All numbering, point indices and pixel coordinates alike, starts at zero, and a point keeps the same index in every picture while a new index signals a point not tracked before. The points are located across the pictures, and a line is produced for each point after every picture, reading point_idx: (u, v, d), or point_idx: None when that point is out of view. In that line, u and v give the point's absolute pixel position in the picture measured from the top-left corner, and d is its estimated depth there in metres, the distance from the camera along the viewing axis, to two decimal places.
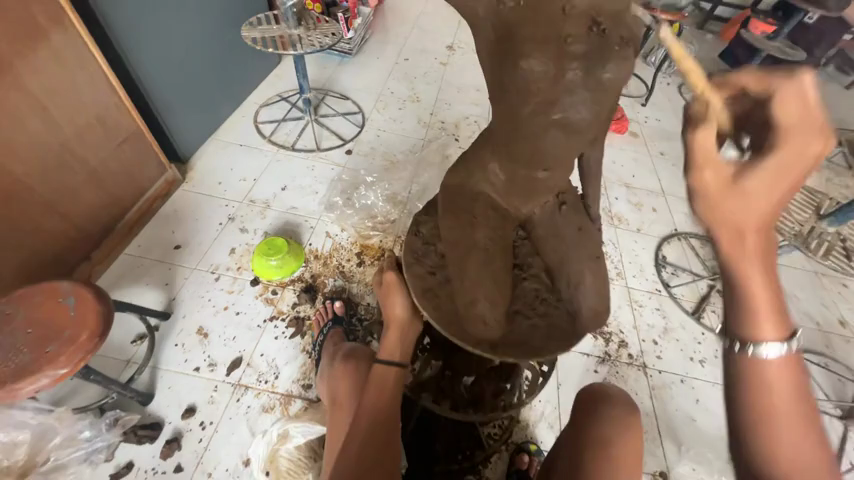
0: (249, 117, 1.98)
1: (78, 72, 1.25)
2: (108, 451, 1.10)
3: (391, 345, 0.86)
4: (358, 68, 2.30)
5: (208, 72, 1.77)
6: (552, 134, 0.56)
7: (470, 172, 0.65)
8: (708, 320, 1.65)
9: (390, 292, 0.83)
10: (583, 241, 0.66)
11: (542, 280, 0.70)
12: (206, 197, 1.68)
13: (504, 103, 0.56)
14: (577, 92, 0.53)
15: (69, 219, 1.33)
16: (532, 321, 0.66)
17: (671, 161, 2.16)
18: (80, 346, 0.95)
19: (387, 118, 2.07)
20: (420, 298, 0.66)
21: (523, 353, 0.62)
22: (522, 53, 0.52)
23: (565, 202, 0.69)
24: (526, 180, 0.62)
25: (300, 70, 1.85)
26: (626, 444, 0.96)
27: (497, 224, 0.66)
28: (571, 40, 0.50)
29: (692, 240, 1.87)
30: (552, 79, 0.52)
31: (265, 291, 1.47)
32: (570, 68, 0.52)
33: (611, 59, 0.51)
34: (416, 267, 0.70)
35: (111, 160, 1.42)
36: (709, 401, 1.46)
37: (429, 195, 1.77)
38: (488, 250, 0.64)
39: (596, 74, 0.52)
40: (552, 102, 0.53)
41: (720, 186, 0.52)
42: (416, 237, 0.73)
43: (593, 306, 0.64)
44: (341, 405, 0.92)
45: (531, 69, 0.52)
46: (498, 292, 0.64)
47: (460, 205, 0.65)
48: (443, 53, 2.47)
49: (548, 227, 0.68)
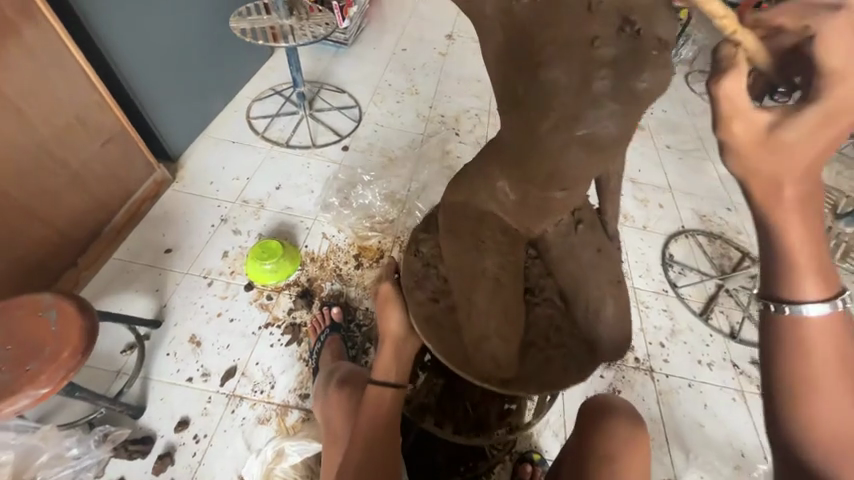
0: (241, 112, 1.90)
1: (52, 68, 1.19)
2: (98, 468, 1.07)
3: (387, 363, 0.80)
4: (354, 59, 2.21)
5: (196, 67, 1.70)
6: (574, 152, 0.50)
7: (476, 190, 0.60)
8: (717, 322, 1.60)
9: (386, 304, 0.77)
10: (601, 264, 0.65)
11: (555, 305, 0.70)
12: (197, 197, 1.62)
13: (524, 117, 0.50)
14: (605, 105, 0.46)
15: (52, 225, 1.27)
16: (547, 353, 0.66)
17: (679, 155, 2.09)
18: (62, 363, 0.90)
19: (385, 112, 1.99)
20: (423, 328, 0.65)
21: (534, 387, 0.62)
22: (539, 62, 0.46)
23: (582, 221, 0.66)
24: (540, 200, 0.57)
25: (294, 63, 1.76)
26: (630, 455, 0.87)
27: (506, 250, 0.62)
28: (599, 42, 0.44)
29: (699, 237, 1.81)
30: (576, 91, 0.46)
31: (260, 296, 1.42)
32: (598, 78, 0.45)
33: (646, 65, 0.45)
34: (418, 294, 0.69)
35: (95, 162, 1.35)
36: (716, 406, 1.42)
37: (429, 193, 1.71)
38: (497, 280, 0.62)
39: (628, 84, 0.45)
40: (575, 117, 0.47)
41: (754, 139, 0.48)
42: (416, 257, 0.73)
43: (612, 337, 0.64)
44: (334, 436, 0.88)
45: (551, 80, 0.46)
46: (510, 331, 0.63)
47: (464, 226, 0.62)
48: (443, 42, 2.37)
49: (563, 249, 0.65)
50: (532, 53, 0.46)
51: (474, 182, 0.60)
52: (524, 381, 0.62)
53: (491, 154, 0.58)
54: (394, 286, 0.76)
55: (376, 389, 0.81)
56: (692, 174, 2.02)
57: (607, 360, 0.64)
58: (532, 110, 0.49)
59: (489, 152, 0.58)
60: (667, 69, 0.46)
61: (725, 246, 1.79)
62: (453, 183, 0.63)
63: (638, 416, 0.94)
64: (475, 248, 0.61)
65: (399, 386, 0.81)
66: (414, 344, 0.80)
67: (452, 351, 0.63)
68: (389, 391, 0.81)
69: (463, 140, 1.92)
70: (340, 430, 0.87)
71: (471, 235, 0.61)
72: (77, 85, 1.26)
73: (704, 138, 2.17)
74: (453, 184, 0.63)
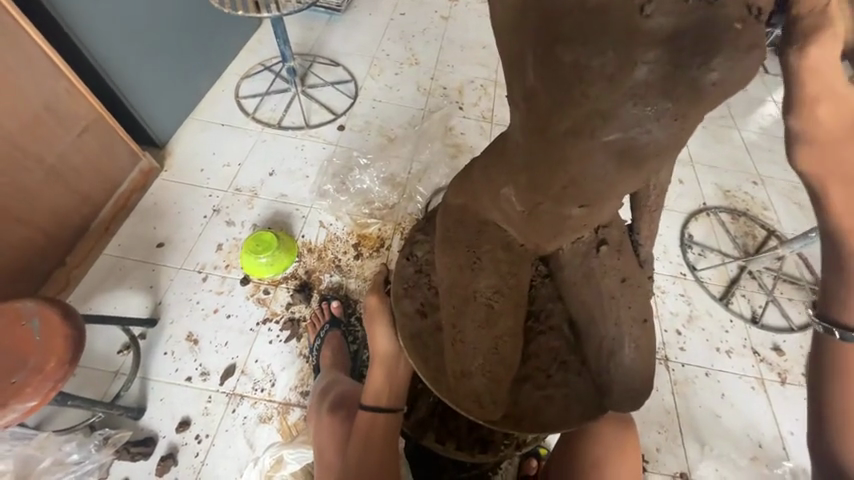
0: (229, 91, 1.78)
1: (11, 55, 1.09)
2: (101, 471, 1.08)
3: (377, 387, 0.79)
4: (349, 27, 2.03)
5: (177, 44, 1.57)
6: (598, 161, 0.41)
7: (480, 195, 0.56)
8: (737, 305, 1.50)
9: (373, 318, 0.79)
10: (623, 294, 0.57)
11: (563, 336, 0.62)
12: (187, 187, 1.53)
13: (540, 110, 0.41)
14: (650, 99, 0.36)
15: (33, 224, 1.21)
16: (546, 391, 0.59)
17: (703, 123, 1.92)
18: (48, 375, 0.87)
19: (383, 85, 1.84)
20: (409, 346, 0.59)
21: (524, 423, 0.56)
22: (561, 37, 0.35)
23: (606, 242, 0.58)
24: (553, 214, 0.49)
25: (280, 35, 1.61)
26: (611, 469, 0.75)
27: (506, 272, 0.57)
28: (651, 9, 0.32)
29: (721, 215, 1.67)
30: (613, 81, 0.35)
31: (256, 291, 1.36)
32: (642, 61, 0.34)
33: (713, 38, 0.33)
34: (405, 303, 0.62)
35: (72, 154, 1.27)
36: (734, 395, 1.36)
37: (431, 176, 1.59)
38: (490, 307, 0.56)
39: (687, 67, 0.34)
40: (605, 116, 0.37)
41: (835, 116, 0.39)
42: (408, 262, 0.65)
43: (625, 381, 0.56)
44: (325, 458, 0.85)
45: (574, 62, 0.36)
46: (501, 367, 0.56)
47: (461, 237, 0.57)
48: (445, 4, 2.16)
49: (580, 271, 0.58)
50: (555, 28, 0.35)
51: (477, 186, 0.56)
52: (515, 419, 0.56)
53: (499, 158, 0.52)
54: (381, 299, 0.78)
55: (366, 417, 0.80)
56: (718, 144, 1.85)
57: (616, 407, 0.57)
58: (550, 101, 0.39)
59: (495, 154, 0.53)
60: (747, 52, 0.34)
61: (749, 224, 1.66)
62: (457, 182, 0.60)
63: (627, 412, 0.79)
64: (469, 265, 0.56)
65: (392, 411, 0.80)
66: (408, 365, 0.80)
67: (436, 375, 0.56)
68: (381, 416, 0.80)
69: (466, 114, 1.77)
70: (330, 456, 0.84)
71: (467, 249, 0.57)
72: (42, 74, 1.16)
73: (732, 104, 1.98)
74: (457, 185, 0.60)
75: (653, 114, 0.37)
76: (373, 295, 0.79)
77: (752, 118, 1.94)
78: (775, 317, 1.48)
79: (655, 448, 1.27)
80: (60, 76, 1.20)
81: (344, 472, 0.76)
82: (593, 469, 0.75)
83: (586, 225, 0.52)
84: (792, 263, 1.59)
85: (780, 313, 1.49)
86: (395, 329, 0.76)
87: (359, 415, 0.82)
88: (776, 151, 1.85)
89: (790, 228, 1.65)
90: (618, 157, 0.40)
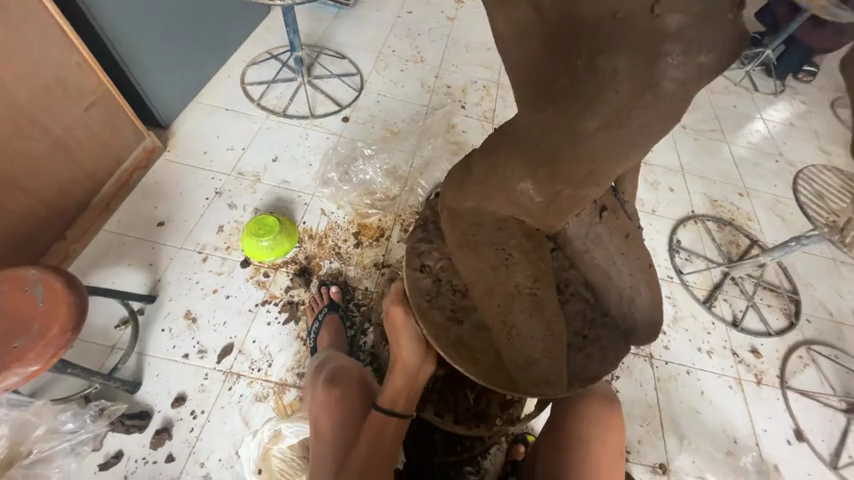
0: (235, 77, 1.79)
1: (25, 24, 1.08)
2: (95, 442, 1.08)
3: (398, 390, 0.77)
4: (356, 22, 2.05)
5: (186, 30, 1.58)
6: (618, 147, 0.42)
7: (492, 193, 0.53)
8: (720, 309, 1.57)
9: (398, 329, 0.72)
10: (630, 250, 0.59)
11: (584, 299, 0.62)
12: (191, 168, 1.54)
13: (568, 108, 0.41)
14: (664, 89, 0.37)
15: (36, 194, 1.21)
16: (586, 351, 0.58)
17: (694, 135, 1.98)
18: (51, 341, 0.88)
19: (388, 80, 1.87)
20: (451, 353, 0.55)
21: (577, 383, 0.56)
22: (587, 44, 0.37)
23: (606, 207, 0.59)
24: (573, 199, 0.50)
25: (290, 24, 1.63)
26: (599, 446, 0.79)
27: (536, 259, 0.56)
28: (661, 9, 0.34)
29: (708, 223, 1.74)
30: (639, 77, 0.37)
31: (256, 273, 1.37)
32: (666, 54, 0.35)
33: (729, 44, 0.35)
34: (433, 315, 0.57)
35: (78, 128, 1.27)
36: (713, 392, 1.42)
37: (432, 171, 1.62)
38: (535, 296, 0.54)
39: (700, 64, 0.36)
40: (626, 111, 0.39)
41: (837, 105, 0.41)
42: (423, 274, 0.60)
43: (648, 320, 0.59)
44: (322, 436, 0.85)
45: (611, 70, 0.37)
46: (555, 340, 0.54)
47: (481, 238, 0.55)
48: (452, 5, 2.20)
49: (588, 239, 0.59)
50: (585, 37, 0.37)
51: (482, 183, 0.53)
52: (572, 382, 0.56)
53: (514, 153, 0.49)
54: (407, 310, 0.70)
55: (379, 416, 0.79)
56: (707, 156, 1.93)
57: (638, 342, 0.60)
58: (576, 102, 0.40)
59: (505, 145, 0.50)
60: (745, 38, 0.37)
61: (734, 233, 1.73)
62: (456, 181, 0.57)
63: (617, 395, 0.84)
64: (502, 263, 0.54)
65: (404, 417, 0.78)
66: (431, 371, 0.75)
67: (489, 373, 0.54)
68: (395, 420, 0.78)
69: (468, 113, 1.82)
70: (331, 434, 0.84)
71: (495, 247, 0.55)
72: (55, 46, 1.16)
73: (722, 119, 2.06)
74: (458, 188, 0.56)
75: (676, 104, 0.38)
76: (398, 307, 0.71)
77: (741, 133, 2.03)
78: (754, 321, 1.56)
79: (637, 440, 1.32)
80: (72, 48, 1.20)
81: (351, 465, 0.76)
82: (575, 446, 0.80)
83: (591, 198, 0.51)
84: (772, 272, 1.67)
85: (759, 318, 1.56)
86: (423, 339, 0.70)
87: (372, 413, 0.80)
88: (762, 166, 1.94)
89: (772, 238, 1.74)
90: (648, 135, 0.41)
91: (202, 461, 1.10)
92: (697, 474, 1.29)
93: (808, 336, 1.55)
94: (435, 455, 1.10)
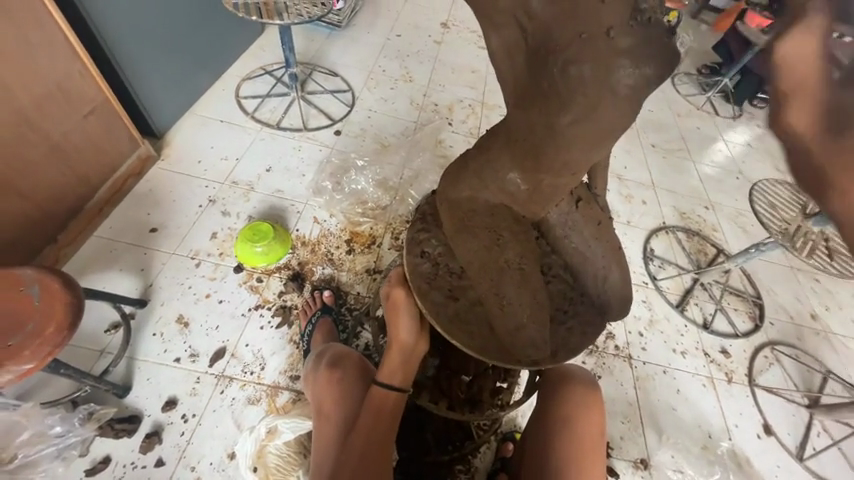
0: (230, 91, 1.85)
1: (35, 32, 1.13)
2: (82, 447, 1.08)
3: (393, 367, 0.80)
4: (348, 43, 2.16)
5: (188, 45, 1.65)
6: (585, 143, 0.50)
7: (485, 184, 0.60)
8: (691, 312, 1.68)
9: (398, 310, 0.76)
10: (602, 236, 0.67)
11: (564, 280, 0.68)
12: (184, 177, 1.57)
13: (548, 106, 0.49)
14: (621, 91, 0.45)
15: (31, 198, 1.22)
16: (568, 324, 0.65)
17: (662, 153, 2.15)
18: (47, 339, 0.88)
19: (379, 98, 1.97)
20: (446, 327, 0.60)
21: (562, 354, 0.62)
22: (566, 58, 0.45)
23: (581, 198, 0.68)
24: (552, 186, 0.58)
25: (287, 42, 1.70)
26: (584, 430, 0.85)
27: (525, 240, 0.63)
28: (615, 33, 0.43)
29: (678, 234, 1.87)
30: (602, 81, 0.45)
31: (249, 278, 1.40)
32: (620, 66, 0.44)
33: (668, 60, 0.44)
34: (433, 295, 0.63)
35: (77, 134, 1.30)
36: (688, 391, 1.50)
37: (422, 181, 1.70)
38: (523, 271, 0.61)
39: (646, 72, 0.45)
40: (594, 107, 0.46)
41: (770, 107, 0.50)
42: (422, 260, 0.66)
43: (619, 295, 0.66)
44: (324, 414, 0.89)
45: (578, 75, 0.45)
46: (542, 311, 0.61)
47: (476, 222, 0.61)
48: (438, 30, 2.35)
49: (567, 225, 0.67)
50: (557, 52, 0.46)
51: (476, 174, 0.60)
52: (556, 355, 0.62)
53: (503, 148, 0.57)
54: (407, 292, 0.75)
55: (379, 392, 0.81)
56: (675, 173, 2.09)
57: (614, 317, 0.67)
58: (553, 102, 0.48)
59: (497, 142, 0.58)
60: None
61: (701, 242, 1.87)
62: (453, 175, 0.63)
63: (595, 379, 0.91)
64: (494, 243, 0.61)
65: (402, 391, 0.82)
66: (425, 348, 0.80)
67: (484, 345, 0.60)
68: (392, 396, 0.81)
69: (455, 129, 1.92)
70: (332, 411, 0.88)
71: (487, 230, 0.61)
72: (60, 53, 1.20)
73: (688, 139, 2.25)
74: (454, 181, 0.63)
75: (633, 103, 0.47)
76: (399, 288, 0.75)
77: (705, 153, 2.21)
78: (723, 324, 1.67)
79: (619, 437, 1.39)
80: (76, 59, 1.24)
81: (351, 444, 0.79)
82: (564, 430, 0.85)
83: (567, 189, 0.61)
84: (737, 278, 1.80)
85: (727, 321, 1.67)
86: (420, 317, 0.76)
87: (370, 391, 0.83)
88: (725, 182, 2.11)
89: (735, 247, 1.88)
90: (617, 124, 0.49)
91: (193, 465, 1.10)
92: (676, 468, 1.36)
93: (771, 337, 1.67)
94: (426, 455, 1.11)
